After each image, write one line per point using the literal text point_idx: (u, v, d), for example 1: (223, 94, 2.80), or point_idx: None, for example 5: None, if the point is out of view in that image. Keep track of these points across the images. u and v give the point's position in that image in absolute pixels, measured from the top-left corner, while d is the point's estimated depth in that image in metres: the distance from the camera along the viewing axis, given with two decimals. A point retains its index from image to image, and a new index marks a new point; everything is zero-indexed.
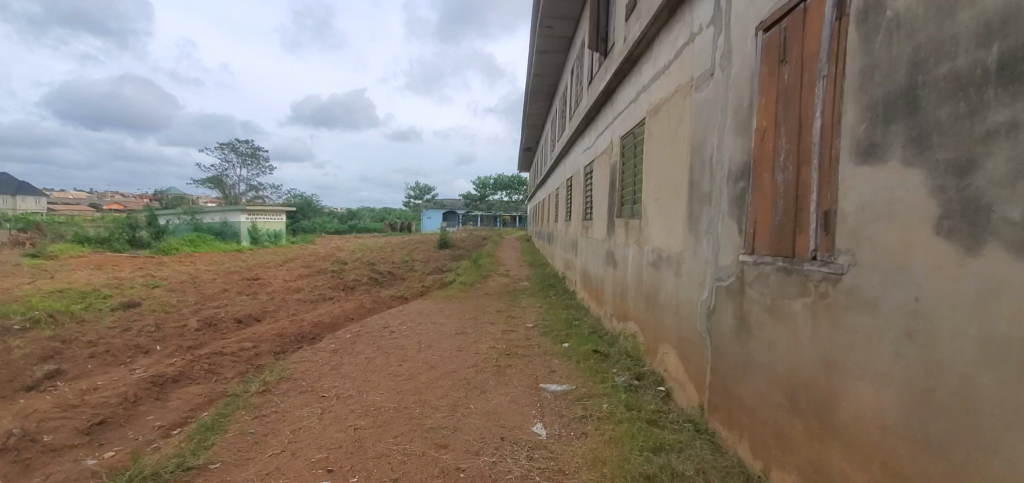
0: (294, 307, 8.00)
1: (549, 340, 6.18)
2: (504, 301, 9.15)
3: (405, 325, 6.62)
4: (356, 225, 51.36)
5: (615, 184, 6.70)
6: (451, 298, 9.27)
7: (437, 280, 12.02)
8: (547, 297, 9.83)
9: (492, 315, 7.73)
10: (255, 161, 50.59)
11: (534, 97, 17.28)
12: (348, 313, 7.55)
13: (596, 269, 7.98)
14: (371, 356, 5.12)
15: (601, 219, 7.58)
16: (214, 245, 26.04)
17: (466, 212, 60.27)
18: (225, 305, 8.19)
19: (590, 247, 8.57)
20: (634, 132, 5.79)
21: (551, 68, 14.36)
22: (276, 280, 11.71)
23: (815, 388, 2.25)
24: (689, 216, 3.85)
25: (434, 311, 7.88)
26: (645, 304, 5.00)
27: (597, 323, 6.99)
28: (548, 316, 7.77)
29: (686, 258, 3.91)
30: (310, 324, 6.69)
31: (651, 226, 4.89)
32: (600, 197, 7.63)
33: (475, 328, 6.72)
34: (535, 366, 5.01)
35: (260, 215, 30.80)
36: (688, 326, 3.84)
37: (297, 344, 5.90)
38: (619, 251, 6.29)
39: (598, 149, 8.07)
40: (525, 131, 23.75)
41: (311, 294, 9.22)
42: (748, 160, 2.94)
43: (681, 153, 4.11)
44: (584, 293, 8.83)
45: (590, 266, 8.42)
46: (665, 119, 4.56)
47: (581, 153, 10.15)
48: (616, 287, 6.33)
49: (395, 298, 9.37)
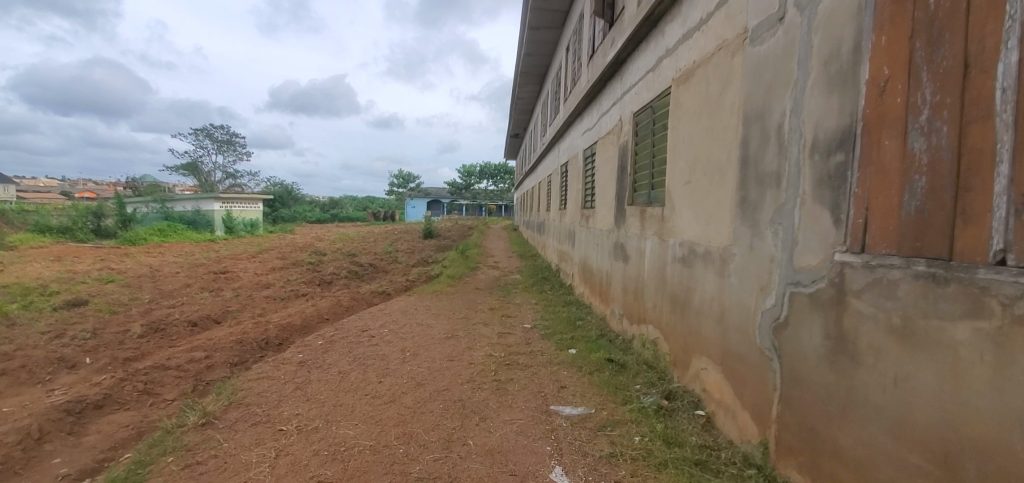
0: (261, 306, 7.09)
1: (553, 345, 5.39)
2: (497, 298, 8.32)
3: (387, 329, 5.77)
4: (337, 214, 49.99)
5: (625, 168, 5.90)
6: (439, 294, 8.41)
7: (423, 274, 11.14)
8: (544, 292, 9.02)
9: (485, 315, 6.90)
10: (231, 147, 48.69)
11: (524, 79, 16.42)
12: (322, 313, 6.67)
13: (598, 263, 7.20)
14: (346, 369, 4.27)
15: (606, 208, 6.78)
16: (186, 235, 24.75)
17: (451, 201, 59.11)
18: (182, 304, 7.22)
19: (591, 237, 7.78)
20: (654, 105, 4.99)
21: (543, 47, 13.51)
22: (246, 273, 10.69)
23: (1003, 455, 1.55)
24: (743, 202, 3.07)
25: (420, 309, 7.04)
26: (671, 308, 4.23)
27: (603, 324, 6.22)
28: (548, 315, 6.97)
29: (737, 254, 3.13)
30: (276, 328, 5.79)
31: (680, 215, 4.10)
32: (606, 182, 6.83)
33: (467, 330, 5.89)
34: (542, 381, 4.22)
35: (235, 203, 29.41)
36: (738, 340, 3.09)
37: (259, 353, 5.02)
38: (631, 244, 5.50)
39: (602, 129, 7.24)
40: (513, 117, 22.80)
41: (282, 290, 8.28)
42: (851, 123, 2.16)
43: (728, 125, 3.32)
44: (585, 289, 8.05)
45: (592, 258, 7.63)
46: (701, 85, 3.77)
47: (579, 136, 9.33)
48: (628, 284, 5.54)
49: (376, 294, 8.49)
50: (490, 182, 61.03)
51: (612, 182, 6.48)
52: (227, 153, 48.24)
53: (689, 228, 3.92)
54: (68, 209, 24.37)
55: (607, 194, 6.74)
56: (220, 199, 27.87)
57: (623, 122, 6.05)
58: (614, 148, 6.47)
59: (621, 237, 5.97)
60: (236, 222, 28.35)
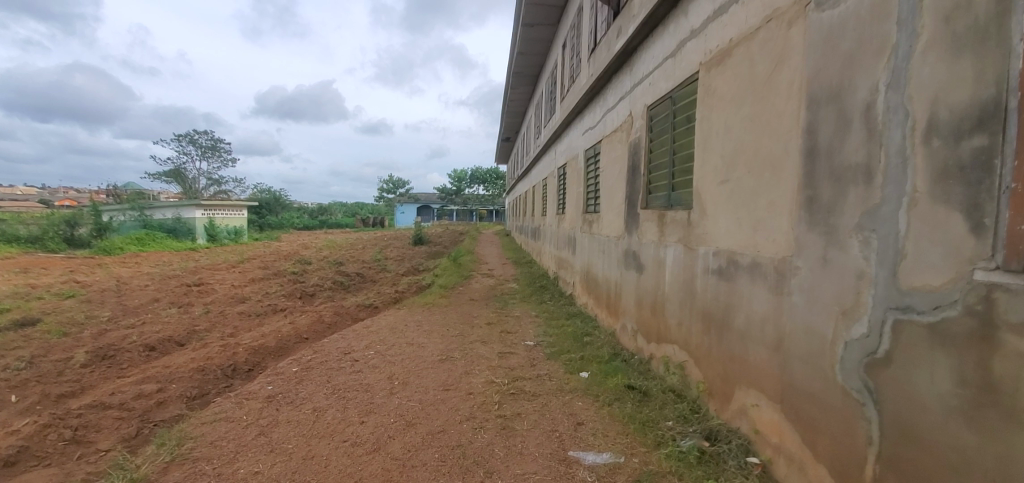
0: (232, 324, 6.37)
1: (561, 367, 4.77)
2: (495, 311, 7.65)
3: (372, 351, 5.10)
4: (325, 221, 49.02)
5: (638, 168, 5.30)
6: (431, 307, 7.73)
7: (412, 284, 10.43)
8: (544, 304, 8.37)
9: (482, 331, 6.23)
10: (215, 153, 47.56)
11: (516, 79, 15.88)
12: (300, 332, 5.97)
13: (605, 272, 6.58)
14: (322, 406, 3.59)
15: (613, 213, 6.18)
16: (165, 244, 23.82)
17: (441, 206, 58.27)
18: (142, 324, 6.46)
19: (595, 244, 7.18)
20: (674, 96, 4.41)
21: (537, 46, 12.98)
22: (221, 286, 9.91)
23: None
24: (810, 204, 2.49)
25: (409, 325, 6.37)
26: (701, 327, 3.64)
27: (614, 340, 5.61)
28: (552, 330, 6.32)
29: (801, 267, 2.55)
30: (246, 352, 5.09)
31: (713, 220, 3.51)
32: (613, 184, 6.24)
33: (463, 351, 5.23)
34: (555, 415, 3.57)
35: (218, 210, 28.44)
36: (804, 375, 2.50)
37: (222, 384, 4.36)
38: (647, 252, 4.90)
39: (607, 127, 6.65)
40: (505, 120, 22.20)
41: (258, 305, 7.54)
42: (1002, 96, 1.60)
43: (783, 111, 2.76)
44: (589, 300, 7.42)
45: (597, 267, 7.01)
46: (740, 67, 3.21)
47: (579, 136, 8.76)
48: (644, 298, 4.92)
49: (362, 308, 7.79)
50: (480, 187, 60.35)
51: (620, 185, 5.88)
52: (211, 159, 47.21)
53: (726, 235, 3.33)
54: (40, 218, 23.29)
55: (614, 197, 6.14)
56: (202, 206, 26.91)
57: (633, 118, 5.46)
58: (622, 146, 5.88)
59: (633, 244, 5.36)
60: (219, 230, 27.39)
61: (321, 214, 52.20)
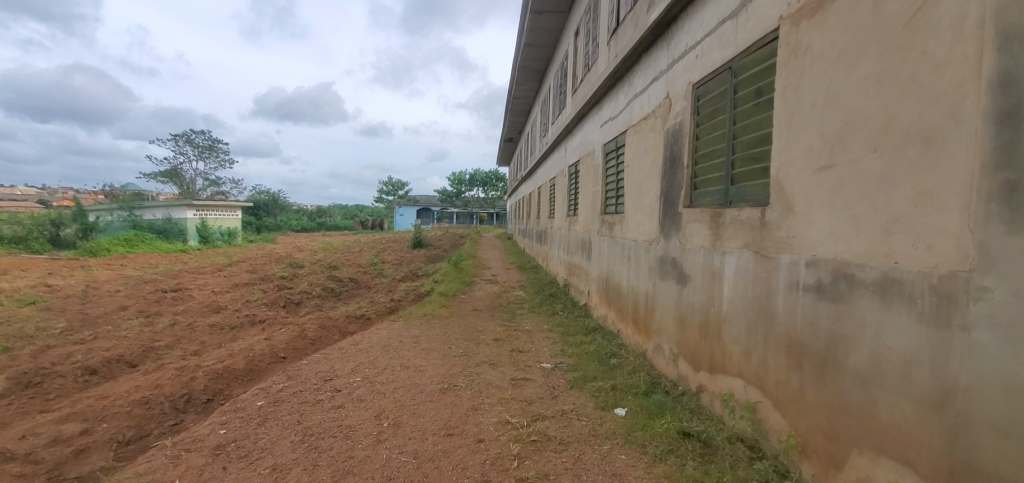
0: (198, 340, 5.48)
1: (589, 400, 3.88)
2: (502, 324, 6.76)
3: (358, 377, 4.21)
4: (323, 223, 48.17)
5: (678, 159, 4.43)
6: (430, 319, 6.84)
7: (410, 291, 9.53)
8: (557, 316, 7.47)
9: (490, 350, 5.32)
10: (212, 153, 46.70)
11: (522, 74, 15.07)
12: (275, 350, 5.08)
13: (631, 282, 5.70)
14: (285, 464, 2.70)
15: (643, 214, 5.30)
16: (154, 245, 22.96)
17: (441, 208, 57.39)
18: (95, 339, 5.58)
19: (618, 250, 6.31)
20: (735, 66, 3.55)
21: (545, 36, 12.17)
22: (200, 293, 9.00)
23: None
24: (1012, 194, 1.65)
25: (405, 342, 5.47)
26: (784, 361, 2.78)
27: (647, 364, 4.73)
28: (571, 349, 5.42)
29: (991, 290, 1.70)
30: (204, 377, 4.22)
31: (805, 218, 2.65)
32: (642, 180, 5.37)
33: (468, 377, 4.35)
34: (594, 478, 2.69)
35: (211, 211, 27.57)
36: (1009, 456, 1.65)
37: (168, 422, 3.56)
38: (692, 260, 4.04)
39: (634, 115, 5.79)
40: (508, 118, 21.36)
41: (234, 316, 6.64)
42: None
43: (944, 62, 1.92)
44: (610, 313, 6.52)
45: (621, 276, 6.13)
46: (856, 11, 2.36)
47: (596, 129, 7.91)
48: (689, 316, 4.03)
49: (352, 319, 6.90)
50: (481, 189, 59.50)
51: (654, 180, 5.01)
52: (208, 159, 46.43)
53: (828, 240, 2.48)
54: (24, 217, 22.37)
55: (644, 195, 5.27)
56: (194, 207, 26.05)
57: (672, 100, 4.61)
58: (655, 135, 5.01)
59: (672, 250, 4.48)
60: (212, 230, 26.52)
61: (319, 216, 51.35)
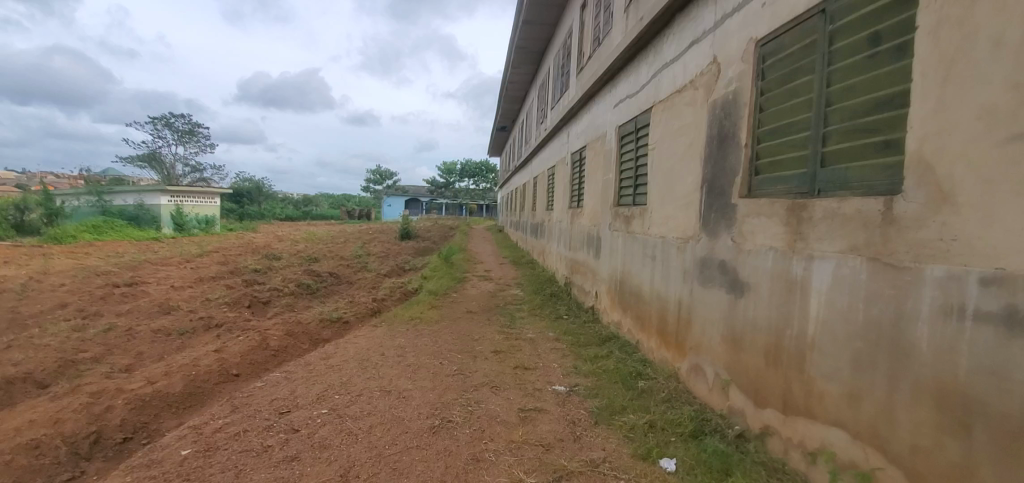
0: (133, 353, 4.51)
1: (624, 446, 3.00)
2: (501, 332, 5.85)
3: (324, 408, 3.27)
4: (307, 212, 46.77)
5: (731, 137, 3.54)
6: (418, 324, 5.89)
7: (395, 288, 8.55)
8: (562, 321, 6.57)
9: (490, 368, 4.41)
10: (191, 137, 44.84)
11: (519, 55, 14.10)
12: (225, 366, 4.12)
13: (656, 286, 4.83)
14: None
15: (676, 207, 4.42)
16: (125, 233, 21.65)
17: (430, 199, 56.08)
18: (7, 350, 4.57)
19: (638, 248, 5.43)
20: (830, 8, 2.65)
21: (546, 12, 11.21)
22: (156, 289, 7.95)
23: None
24: None
25: (387, 356, 4.54)
26: (932, 420, 1.99)
27: (683, 391, 3.87)
28: (586, 366, 4.53)
29: None
30: (122, 408, 3.28)
31: (983, 213, 1.80)
32: (675, 165, 4.47)
33: (465, 408, 3.44)
34: None
35: (187, 197, 26.19)
36: None
37: (61, 476, 2.65)
38: (752, 266, 3.17)
39: (662, 89, 4.87)
40: (502, 105, 20.38)
41: (186, 320, 5.63)
42: None
43: None
44: (626, 320, 5.64)
45: (642, 279, 5.24)
46: None
47: (607, 109, 6.99)
48: (749, 337, 3.18)
49: (327, 323, 5.94)
50: (470, 180, 58.28)
51: (693, 165, 4.11)
52: (188, 144, 44.77)
53: None
54: None
55: (678, 184, 4.39)
56: (168, 192, 24.65)
57: (722, 65, 3.71)
58: (695, 110, 4.11)
59: (719, 252, 3.60)
60: (188, 217, 25.15)
61: (303, 205, 49.90)
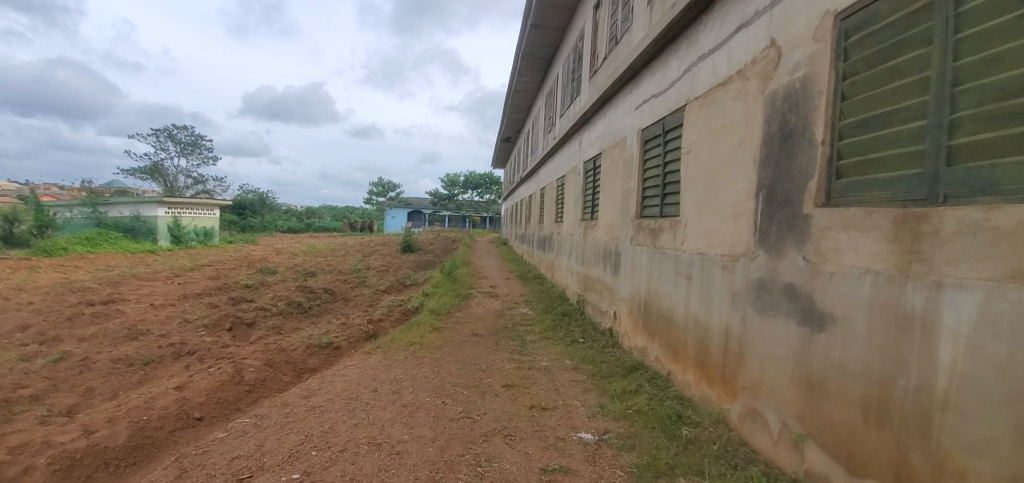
0: (79, 397, 3.93)
1: None
2: (511, 359, 5.15)
3: (294, 471, 2.60)
4: (309, 224, 46.27)
5: (800, 133, 2.90)
6: (417, 351, 5.20)
7: (394, 307, 7.87)
8: (579, 346, 5.86)
9: (502, 409, 3.71)
10: (193, 149, 44.59)
11: (526, 62, 13.61)
12: (184, 411, 3.48)
13: (692, 310, 4.16)
14: None
15: (720, 217, 3.76)
16: (119, 246, 21.09)
17: (433, 211, 55.55)
18: None
19: (667, 265, 4.75)
20: None
21: (556, 16, 10.69)
22: (133, 309, 7.30)
23: None
24: None
25: (379, 392, 3.86)
26: None
27: (740, 443, 3.17)
28: (615, 406, 3.84)
29: None
30: (43, 470, 2.79)
31: None
32: (719, 170, 3.83)
33: (472, 468, 2.76)
34: None
35: (185, 209, 25.69)
36: None
37: None
38: (839, 293, 2.51)
39: (699, 84, 4.26)
40: (507, 115, 19.87)
41: (155, 346, 4.98)
42: None
43: None
44: (655, 347, 4.93)
45: (674, 300, 4.55)
46: None
47: (627, 112, 6.38)
48: (834, 383, 2.52)
49: (315, 349, 5.26)
50: (474, 192, 57.77)
51: (744, 169, 3.46)
52: (191, 156, 44.53)
53: None
54: None
55: (723, 192, 3.74)
56: (165, 204, 24.19)
57: (784, 48, 3.10)
58: (747, 104, 3.47)
59: (785, 273, 2.94)
60: (185, 229, 24.64)
61: (305, 218, 49.43)
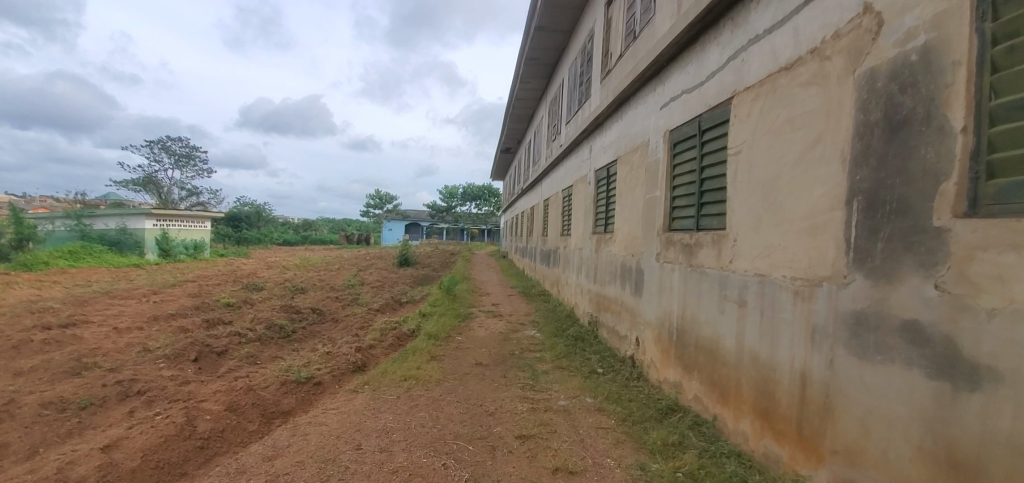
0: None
1: None
2: (523, 398, 4.37)
3: None
4: (305, 237, 45.47)
5: (921, 121, 2.21)
6: (412, 387, 4.43)
7: (387, 329, 7.09)
8: (599, 379, 5.08)
9: (519, 474, 2.94)
10: (188, 161, 43.95)
11: (528, 69, 13.00)
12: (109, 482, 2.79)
13: (748, 345, 3.42)
14: None
15: (788, 232, 3.04)
16: (103, 260, 20.27)
17: (430, 224, 54.81)
18: None
19: (708, 287, 4.02)
20: None
21: (562, 17, 10.08)
22: (93, 334, 6.50)
23: None
24: None
25: (360, 450, 3.10)
26: None
27: None
28: (659, 466, 3.08)
29: None
30: None
31: None
32: (784, 173, 3.11)
33: None
34: None
35: (174, 221, 24.90)
36: None
37: None
38: (1008, 340, 1.80)
39: (750, 72, 3.56)
40: (507, 125, 19.25)
41: (98, 385, 4.32)
42: None
43: None
44: (694, 384, 4.16)
45: (719, 330, 3.80)
46: None
47: (649, 112, 5.68)
48: (1006, 471, 1.81)
49: (291, 386, 4.47)
50: (472, 204, 57.12)
51: (825, 170, 2.75)
52: (184, 168, 43.84)
53: None
54: None
55: (791, 200, 3.01)
56: (153, 216, 23.40)
57: (886, 14, 2.41)
58: (828, 89, 2.77)
59: (904, 307, 2.22)
60: (175, 243, 23.82)
61: (301, 231, 48.66)
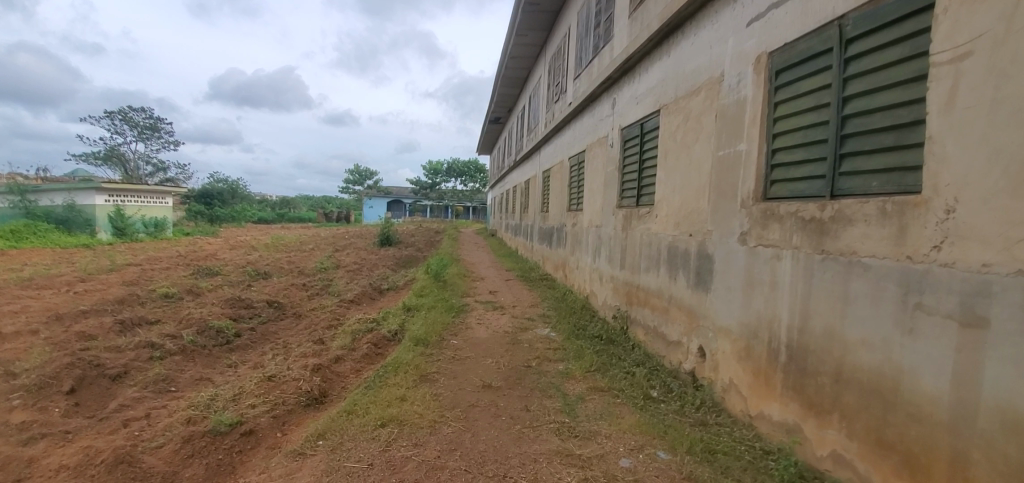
0: None
1: None
2: (565, 456, 2.85)
3: None
4: (280, 215, 43.13)
5: None
6: (393, 441, 2.86)
7: (360, 330, 5.49)
8: (660, 412, 3.59)
9: None
10: (151, 132, 40.90)
11: (528, 16, 11.17)
12: None
13: (991, 398, 1.94)
14: None
15: None
16: (47, 239, 18.07)
17: (413, 201, 52.75)
18: None
19: (867, 289, 2.51)
20: None
21: None
22: None
23: None
24: None
25: None
26: None
27: None
28: None
29: None
30: None
31: None
32: None
33: None
34: None
35: (131, 197, 22.56)
36: None
37: None
38: None
39: None
40: (497, 90, 17.39)
41: None
42: None
43: None
44: (831, 436, 2.69)
45: (901, 359, 2.32)
46: None
47: (722, 36, 4.07)
48: None
49: (202, 444, 2.87)
50: (456, 181, 55.07)
51: None
52: (147, 140, 40.81)
53: None
54: None
55: None
56: (105, 191, 21.04)
57: None
58: None
59: None
60: (131, 220, 21.59)
61: (276, 208, 46.20)
